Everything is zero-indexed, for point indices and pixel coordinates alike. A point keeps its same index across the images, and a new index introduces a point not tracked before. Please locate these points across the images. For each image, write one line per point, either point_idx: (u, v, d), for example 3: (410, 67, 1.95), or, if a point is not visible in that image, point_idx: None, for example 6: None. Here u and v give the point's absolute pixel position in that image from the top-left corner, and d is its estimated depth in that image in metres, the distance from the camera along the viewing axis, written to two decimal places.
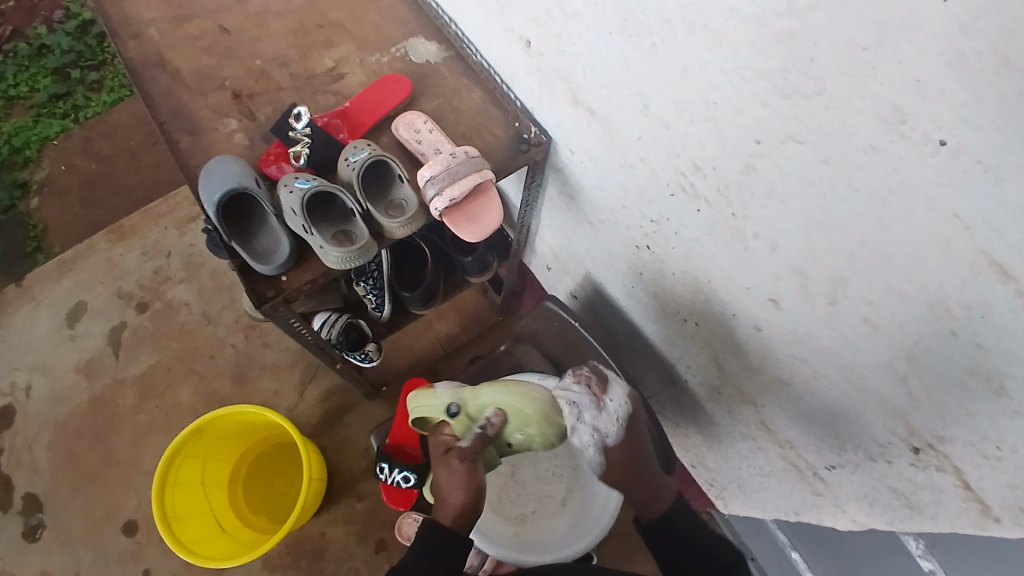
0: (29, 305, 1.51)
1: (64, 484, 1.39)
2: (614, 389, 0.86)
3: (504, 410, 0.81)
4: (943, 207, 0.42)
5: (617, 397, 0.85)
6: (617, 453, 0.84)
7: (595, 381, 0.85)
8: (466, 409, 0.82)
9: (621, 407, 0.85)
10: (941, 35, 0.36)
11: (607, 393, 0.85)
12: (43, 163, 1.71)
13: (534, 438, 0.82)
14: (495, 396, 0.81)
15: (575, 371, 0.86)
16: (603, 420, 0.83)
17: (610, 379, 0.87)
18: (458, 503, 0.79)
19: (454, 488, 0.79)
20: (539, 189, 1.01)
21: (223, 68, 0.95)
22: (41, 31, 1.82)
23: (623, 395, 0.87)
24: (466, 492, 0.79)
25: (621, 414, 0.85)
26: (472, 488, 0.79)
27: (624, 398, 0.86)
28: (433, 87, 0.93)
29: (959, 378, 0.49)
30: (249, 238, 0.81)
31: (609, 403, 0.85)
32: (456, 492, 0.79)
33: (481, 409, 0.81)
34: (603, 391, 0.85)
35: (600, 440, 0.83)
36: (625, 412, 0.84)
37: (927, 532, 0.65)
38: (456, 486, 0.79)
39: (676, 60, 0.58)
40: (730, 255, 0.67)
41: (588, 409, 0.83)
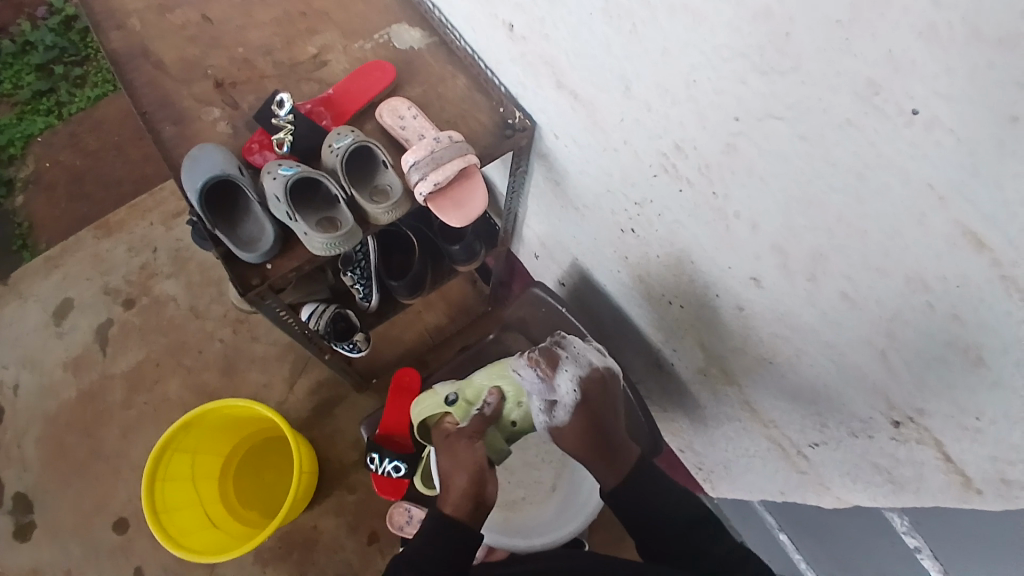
0: (15, 301, 1.50)
1: (53, 480, 1.38)
2: (564, 371, 0.87)
3: (498, 389, 0.92)
4: (917, 179, 0.42)
5: (565, 383, 0.87)
6: (568, 433, 0.87)
7: (543, 361, 0.88)
8: (464, 395, 0.93)
9: (571, 390, 0.87)
10: (912, 8, 0.37)
11: (558, 376, 0.87)
12: (28, 159, 1.69)
13: (531, 408, 0.93)
14: (488, 379, 0.93)
15: (527, 353, 0.90)
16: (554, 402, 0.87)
17: (563, 358, 0.88)
18: (461, 485, 0.82)
19: (458, 468, 0.85)
20: (525, 176, 1.01)
21: (207, 57, 0.95)
22: (23, 27, 1.80)
23: (574, 376, 0.87)
24: (470, 470, 0.84)
25: (569, 399, 0.86)
26: (476, 471, 0.83)
27: (574, 382, 0.87)
28: (418, 74, 0.93)
29: (938, 351, 0.50)
30: (234, 226, 0.81)
31: (558, 385, 0.87)
32: (461, 473, 0.84)
33: (477, 392, 0.93)
34: (553, 373, 0.87)
35: (550, 415, 0.89)
36: (573, 399, 0.86)
37: (909, 507, 0.66)
38: (461, 467, 0.84)
39: (657, 41, 0.58)
40: (712, 236, 0.67)
41: (537, 392, 0.88)
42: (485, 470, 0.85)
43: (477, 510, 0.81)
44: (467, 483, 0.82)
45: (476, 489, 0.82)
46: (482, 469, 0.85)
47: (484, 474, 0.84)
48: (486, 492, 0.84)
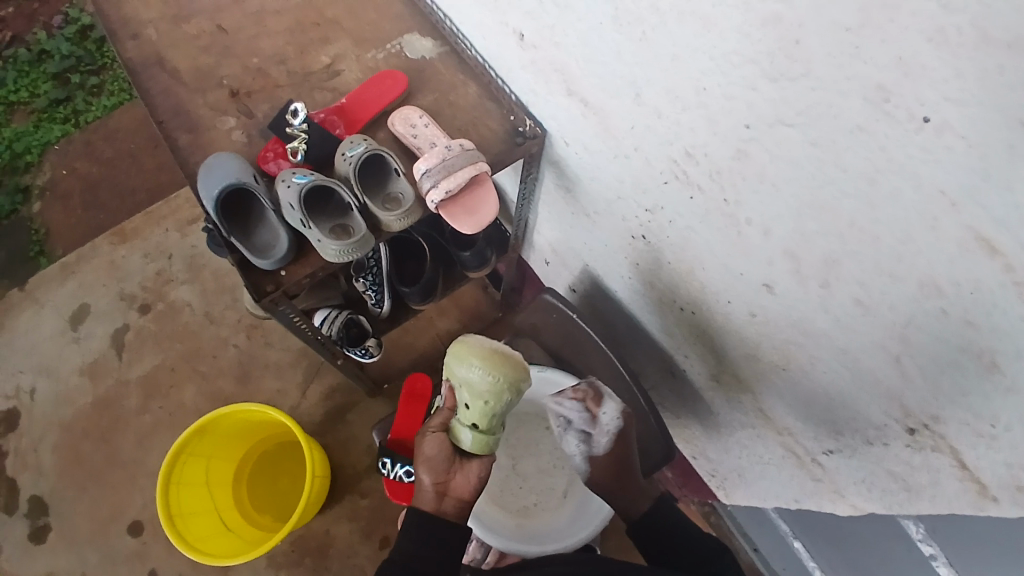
0: (32, 308, 1.53)
1: (70, 485, 1.40)
2: (609, 403, 0.95)
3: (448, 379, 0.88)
4: (929, 184, 0.42)
5: (608, 413, 0.95)
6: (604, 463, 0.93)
7: (589, 394, 0.97)
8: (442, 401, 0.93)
9: (614, 420, 0.95)
10: (922, 13, 0.37)
11: (602, 407, 0.95)
12: (45, 167, 1.72)
13: (472, 383, 0.84)
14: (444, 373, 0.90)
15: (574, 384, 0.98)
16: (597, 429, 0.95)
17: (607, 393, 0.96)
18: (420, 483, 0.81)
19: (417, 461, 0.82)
20: (536, 182, 1.01)
21: (221, 67, 0.96)
22: (40, 37, 1.84)
23: (618, 407, 0.95)
24: (429, 464, 0.81)
25: (613, 426, 0.94)
26: (431, 464, 0.81)
27: (618, 414, 0.95)
28: (429, 82, 0.93)
29: (952, 357, 0.50)
30: (248, 233, 0.82)
31: (601, 416, 0.95)
32: (421, 469, 0.81)
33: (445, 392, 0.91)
34: (598, 406, 0.96)
35: (588, 443, 0.96)
36: (615, 426, 0.94)
37: (925, 515, 0.66)
38: (421, 461, 0.82)
39: (667, 48, 0.58)
40: (724, 241, 0.67)
41: (578, 420, 0.97)
42: (447, 459, 0.82)
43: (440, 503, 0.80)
44: (420, 480, 0.80)
45: (439, 483, 0.80)
46: (443, 458, 0.82)
47: (439, 465, 0.81)
48: (451, 482, 0.81)
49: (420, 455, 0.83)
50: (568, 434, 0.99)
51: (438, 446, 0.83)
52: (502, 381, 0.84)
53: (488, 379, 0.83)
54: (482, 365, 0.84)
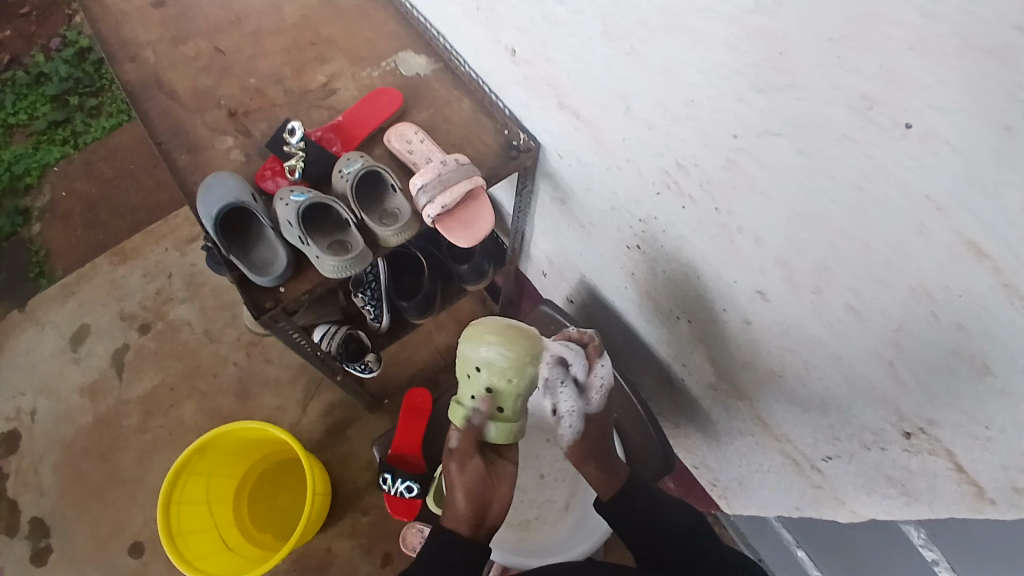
0: (32, 328, 1.53)
1: (70, 506, 1.39)
2: (606, 357, 0.87)
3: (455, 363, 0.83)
4: (916, 191, 0.43)
5: (603, 368, 0.86)
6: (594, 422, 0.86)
7: (589, 342, 0.87)
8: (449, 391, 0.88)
9: (608, 376, 0.86)
10: (904, 22, 0.38)
11: (600, 360, 0.86)
12: (44, 188, 1.74)
13: (490, 364, 0.79)
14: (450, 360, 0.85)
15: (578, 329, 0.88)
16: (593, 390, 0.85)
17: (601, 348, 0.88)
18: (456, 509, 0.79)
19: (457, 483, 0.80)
20: (531, 195, 1.02)
21: (220, 87, 0.98)
22: (39, 59, 1.87)
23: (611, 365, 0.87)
24: (474, 494, 0.79)
25: (607, 381, 0.85)
26: (472, 493, 0.79)
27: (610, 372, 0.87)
28: (424, 99, 0.95)
29: (945, 360, 0.50)
30: (247, 251, 0.83)
31: (596, 374, 0.85)
32: (461, 496, 0.79)
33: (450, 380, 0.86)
34: (595, 357, 0.86)
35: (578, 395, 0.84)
36: (609, 382, 0.85)
37: (925, 519, 0.66)
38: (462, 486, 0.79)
39: (656, 61, 0.59)
40: (717, 249, 0.68)
41: (578, 368, 0.83)
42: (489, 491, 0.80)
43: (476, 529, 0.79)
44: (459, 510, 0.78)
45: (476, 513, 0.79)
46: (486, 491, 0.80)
47: (479, 491, 0.79)
48: (489, 512, 0.80)
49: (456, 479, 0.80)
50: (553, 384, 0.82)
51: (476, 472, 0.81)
52: (525, 356, 0.78)
53: (509, 357, 0.78)
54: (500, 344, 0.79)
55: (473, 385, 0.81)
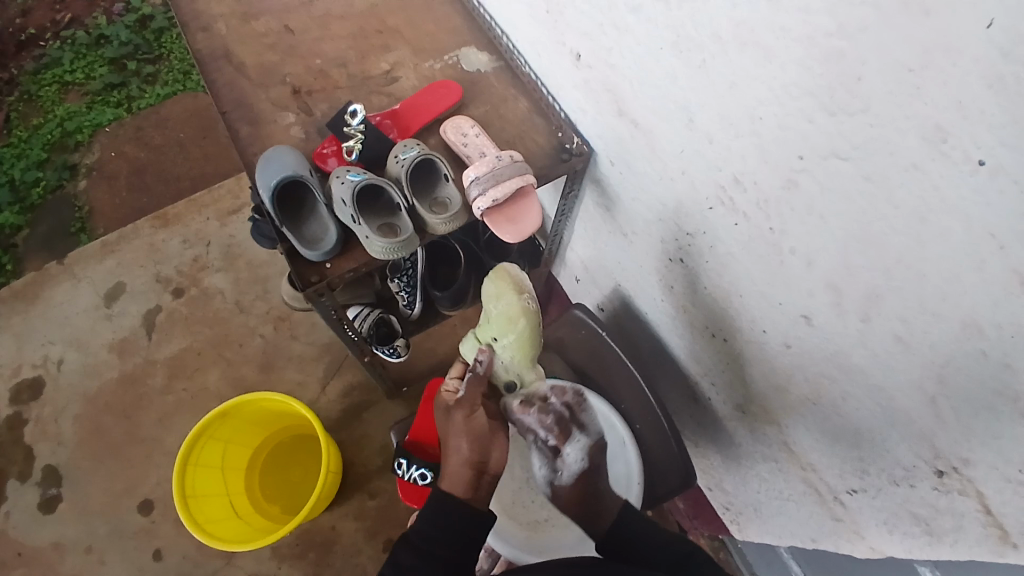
0: (69, 281, 1.57)
1: (87, 457, 1.43)
2: (575, 441, 0.90)
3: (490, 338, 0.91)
4: (979, 226, 0.44)
5: (575, 451, 0.90)
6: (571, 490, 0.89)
7: (556, 425, 0.90)
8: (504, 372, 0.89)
9: (578, 459, 0.90)
10: (983, 60, 0.39)
11: (567, 445, 0.90)
12: (93, 147, 1.79)
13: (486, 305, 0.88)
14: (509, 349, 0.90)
15: (542, 410, 0.89)
16: (562, 471, 0.90)
17: (575, 424, 0.91)
18: (466, 456, 0.79)
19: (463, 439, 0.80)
20: (575, 200, 1.04)
21: (285, 65, 1.01)
22: (101, 22, 1.93)
23: (584, 444, 0.91)
24: (472, 436, 0.80)
25: (578, 467, 0.90)
26: (479, 440, 0.80)
27: (582, 452, 0.91)
28: (482, 95, 0.97)
29: (987, 399, 0.50)
30: (299, 225, 0.85)
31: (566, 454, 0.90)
32: (463, 440, 0.80)
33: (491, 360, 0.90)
34: (562, 442, 0.90)
35: (550, 472, 0.91)
36: (580, 469, 0.89)
37: (944, 562, 0.66)
38: (460, 435, 0.81)
39: (725, 76, 0.60)
40: (765, 269, 0.69)
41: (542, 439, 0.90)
42: (485, 433, 0.82)
43: (480, 476, 0.78)
44: (471, 452, 0.79)
45: (478, 460, 0.79)
46: (481, 431, 0.81)
47: (486, 439, 0.81)
48: (489, 461, 0.80)
49: (467, 429, 0.80)
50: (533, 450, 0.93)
51: (484, 422, 0.82)
52: (501, 288, 0.86)
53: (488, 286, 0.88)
54: (496, 291, 0.87)
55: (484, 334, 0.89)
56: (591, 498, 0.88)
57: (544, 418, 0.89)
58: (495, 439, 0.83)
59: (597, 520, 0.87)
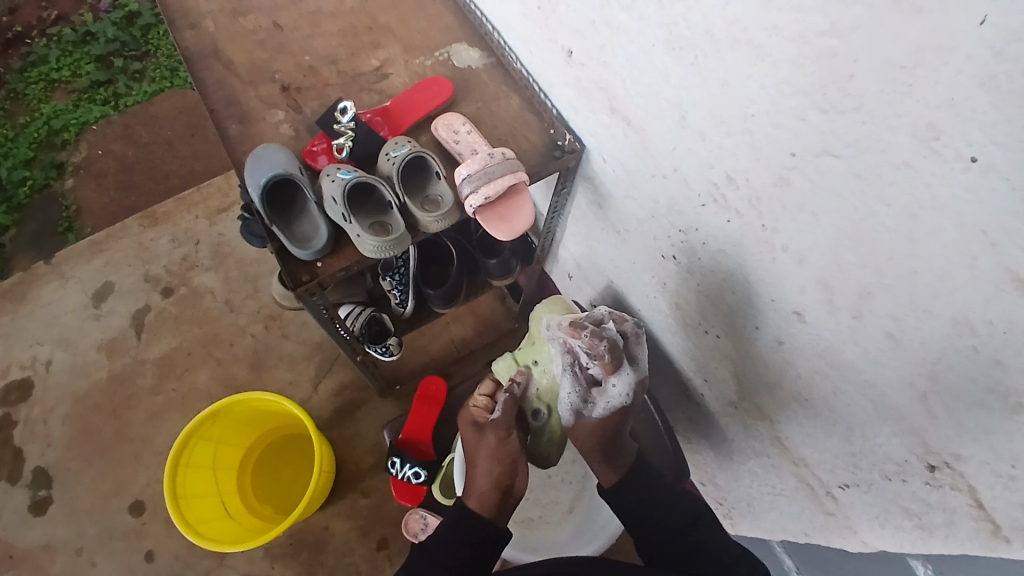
0: (57, 281, 1.56)
1: (76, 459, 1.42)
2: (623, 374, 0.79)
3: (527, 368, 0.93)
4: (970, 223, 0.44)
5: (621, 385, 0.80)
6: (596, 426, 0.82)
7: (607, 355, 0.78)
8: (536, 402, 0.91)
9: (620, 394, 0.81)
10: (975, 58, 0.39)
11: (613, 377, 0.80)
12: (81, 145, 1.76)
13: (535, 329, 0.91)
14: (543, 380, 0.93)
15: (594, 336, 0.77)
16: (598, 402, 0.81)
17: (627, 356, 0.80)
18: (490, 475, 0.82)
19: (491, 460, 0.83)
20: (567, 197, 1.04)
21: (275, 62, 0.99)
22: (87, 19, 1.90)
23: (630, 380, 0.81)
24: (502, 459, 0.83)
25: (617, 402, 0.81)
26: (507, 464, 0.83)
27: (628, 386, 0.80)
28: (474, 92, 0.96)
29: (978, 395, 0.50)
30: (289, 223, 0.84)
31: (610, 386, 0.80)
32: (490, 462, 0.83)
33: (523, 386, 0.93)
34: (608, 373, 0.79)
35: (581, 402, 0.82)
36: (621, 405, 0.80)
37: (935, 556, 0.66)
38: (488, 456, 0.84)
39: (717, 73, 0.60)
40: (757, 266, 0.69)
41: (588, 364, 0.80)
42: (514, 457, 0.85)
43: (501, 499, 0.81)
44: (497, 474, 0.82)
45: (504, 482, 0.82)
46: (513, 454, 0.85)
47: (514, 464, 0.84)
48: (511, 484, 0.83)
49: (496, 450, 0.84)
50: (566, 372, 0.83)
51: (515, 447, 0.85)
52: (556, 316, 0.90)
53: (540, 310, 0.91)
54: (544, 314, 0.91)
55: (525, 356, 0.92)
56: (615, 441, 0.82)
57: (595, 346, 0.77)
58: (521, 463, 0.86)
59: (617, 457, 0.84)
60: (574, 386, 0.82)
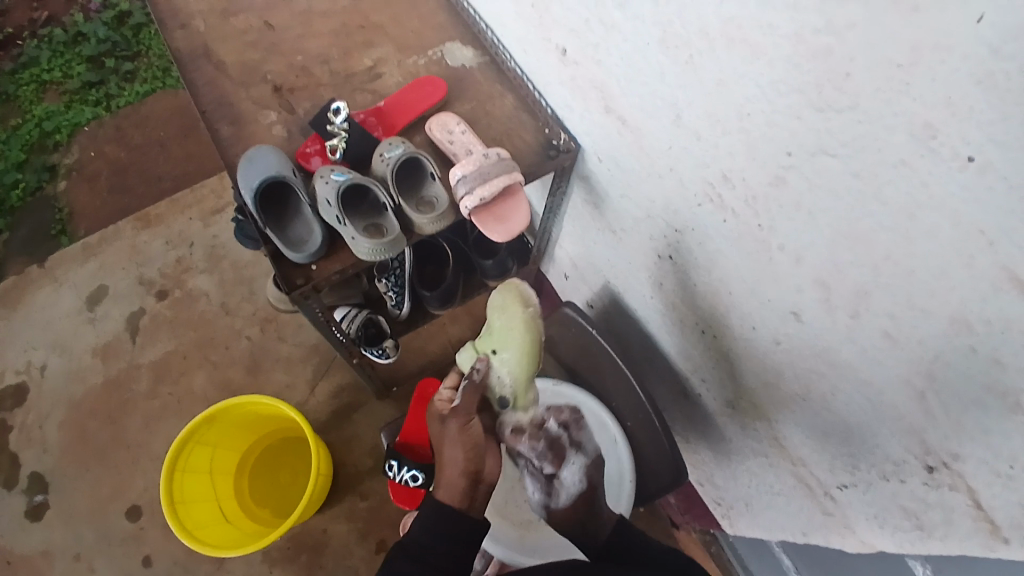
0: (51, 285, 1.55)
1: (71, 464, 1.41)
2: (572, 462, 0.98)
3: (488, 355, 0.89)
4: (968, 222, 0.43)
5: (573, 472, 0.98)
6: (564, 513, 0.94)
7: (549, 451, 0.99)
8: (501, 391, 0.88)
9: (575, 480, 0.97)
10: (972, 57, 0.38)
11: (564, 468, 0.98)
12: (73, 148, 1.75)
13: (494, 316, 0.88)
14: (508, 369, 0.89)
15: (534, 436, 0.98)
16: (561, 492, 0.96)
17: (570, 445, 1.00)
18: (460, 462, 0.79)
19: (457, 449, 0.80)
20: (563, 196, 1.04)
21: (267, 63, 0.99)
22: (78, 20, 1.89)
23: (581, 465, 0.98)
24: (467, 446, 0.80)
25: (576, 488, 0.96)
26: (474, 450, 0.80)
27: (580, 470, 0.97)
28: (468, 91, 0.96)
29: (977, 395, 0.50)
30: (282, 226, 0.84)
31: (564, 475, 0.97)
32: (456, 449, 0.80)
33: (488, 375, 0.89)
34: (559, 465, 0.99)
35: (546, 497, 0.98)
36: (579, 488, 0.96)
37: (935, 556, 0.66)
38: (455, 444, 0.81)
39: (712, 72, 0.60)
40: (753, 265, 0.68)
41: (541, 462, 0.98)
42: (480, 443, 0.82)
43: (474, 487, 0.78)
44: (466, 460, 0.79)
45: (472, 469, 0.79)
46: (477, 441, 0.82)
47: (481, 449, 0.81)
48: (482, 470, 0.80)
49: (461, 437, 0.80)
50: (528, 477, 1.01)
51: (479, 432, 0.83)
52: (512, 301, 0.85)
53: (496, 296, 0.88)
54: (500, 303, 0.87)
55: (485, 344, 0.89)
56: (590, 514, 0.92)
57: (536, 445, 0.98)
58: (489, 449, 0.83)
59: (591, 528, 0.90)
60: (537, 486, 0.99)
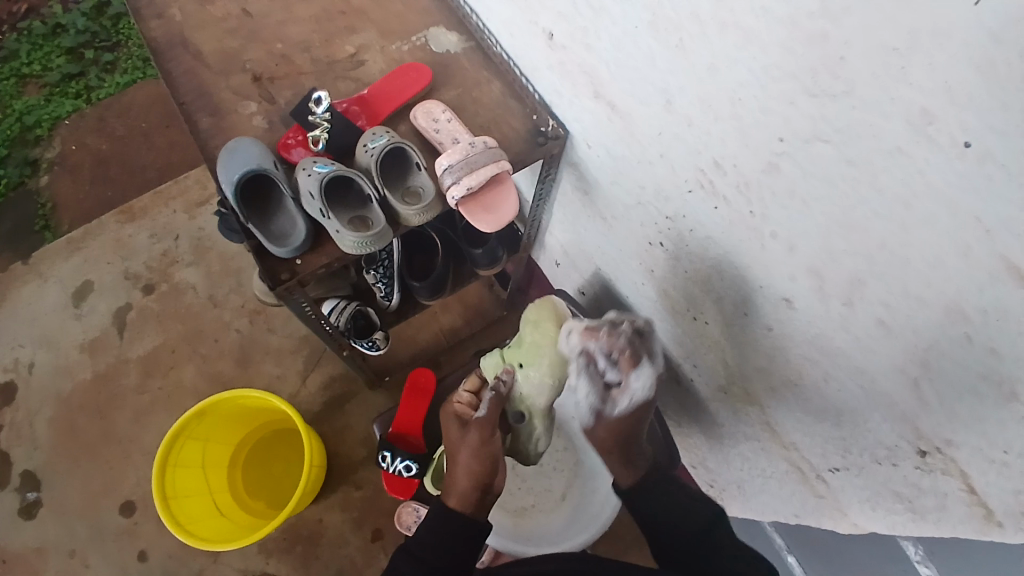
0: (36, 281, 1.52)
1: (63, 461, 1.39)
2: (643, 371, 0.80)
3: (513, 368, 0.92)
4: (965, 210, 0.42)
5: (641, 380, 0.80)
6: (603, 432, 0.86)
7: (625, 351, 0.79)
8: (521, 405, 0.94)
9: (642, 388, 0.81)
10: (971, 42, 0.37)
11: (635, 373, 0.80)
12: (54, 140, 1.71)
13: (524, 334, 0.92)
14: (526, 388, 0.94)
15: (610, 334, 0.80)
16: (621, 398, 0.82)
17: (646, 353, 0.80)
18: (475, 476, 0.81)
19: (472, 459, 0.82)
20: (552, 183, 1.02)
21: (246, 50, 0.96)
22: (57, 10, 1.84)
23: (651, 374, 0.81)
24: (484, 458, 0.82)
25: (640, 397, 0.82)
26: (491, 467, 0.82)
27: (648, 383, 0.81)
28: (453, 78, 0.93)
29: (971, 383, 0.49)
30: (265, 220, 0.82)
31: (631, 383, 0.81)
32: (474, 460, 0.82)
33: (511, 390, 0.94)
34: (628, 369, 0.80)
35: (600, 402, 0.85)
36: (642, 400, 0.82)
37: (927, 537, 0.66)
38: (470, 453, 0.83)
39: (704, 56, 0.58)
40: (745, 253, 0.67)
41: (606, 363, 0.82)
42: (495, 456, 0.84)
43: (484, 500, 0.81)
44: (482, 475, 0.80)
45: (486, 481, 0.81)
46: (493, 455, 0.84)
47: (495, 464, 0.83)
48: (493, 484, 0.82)
49: (478, 446, 0.83)
50: (583, 374, 0.85)
51: (497, 447, 0.84)
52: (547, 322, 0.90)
53: (530, 313, 0.92)
54: (535, 318, 0.91)
55: (513, 356, 0.92)
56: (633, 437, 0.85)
57: (609, 346, 0.80)
58: (501, 462, 0.85)
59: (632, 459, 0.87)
60: (592, 388, 0.85)
